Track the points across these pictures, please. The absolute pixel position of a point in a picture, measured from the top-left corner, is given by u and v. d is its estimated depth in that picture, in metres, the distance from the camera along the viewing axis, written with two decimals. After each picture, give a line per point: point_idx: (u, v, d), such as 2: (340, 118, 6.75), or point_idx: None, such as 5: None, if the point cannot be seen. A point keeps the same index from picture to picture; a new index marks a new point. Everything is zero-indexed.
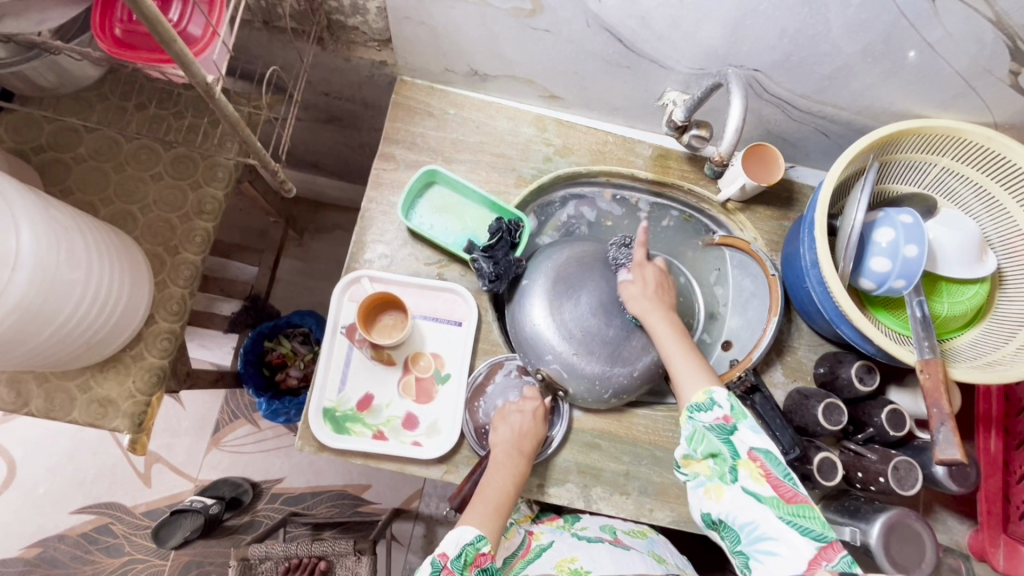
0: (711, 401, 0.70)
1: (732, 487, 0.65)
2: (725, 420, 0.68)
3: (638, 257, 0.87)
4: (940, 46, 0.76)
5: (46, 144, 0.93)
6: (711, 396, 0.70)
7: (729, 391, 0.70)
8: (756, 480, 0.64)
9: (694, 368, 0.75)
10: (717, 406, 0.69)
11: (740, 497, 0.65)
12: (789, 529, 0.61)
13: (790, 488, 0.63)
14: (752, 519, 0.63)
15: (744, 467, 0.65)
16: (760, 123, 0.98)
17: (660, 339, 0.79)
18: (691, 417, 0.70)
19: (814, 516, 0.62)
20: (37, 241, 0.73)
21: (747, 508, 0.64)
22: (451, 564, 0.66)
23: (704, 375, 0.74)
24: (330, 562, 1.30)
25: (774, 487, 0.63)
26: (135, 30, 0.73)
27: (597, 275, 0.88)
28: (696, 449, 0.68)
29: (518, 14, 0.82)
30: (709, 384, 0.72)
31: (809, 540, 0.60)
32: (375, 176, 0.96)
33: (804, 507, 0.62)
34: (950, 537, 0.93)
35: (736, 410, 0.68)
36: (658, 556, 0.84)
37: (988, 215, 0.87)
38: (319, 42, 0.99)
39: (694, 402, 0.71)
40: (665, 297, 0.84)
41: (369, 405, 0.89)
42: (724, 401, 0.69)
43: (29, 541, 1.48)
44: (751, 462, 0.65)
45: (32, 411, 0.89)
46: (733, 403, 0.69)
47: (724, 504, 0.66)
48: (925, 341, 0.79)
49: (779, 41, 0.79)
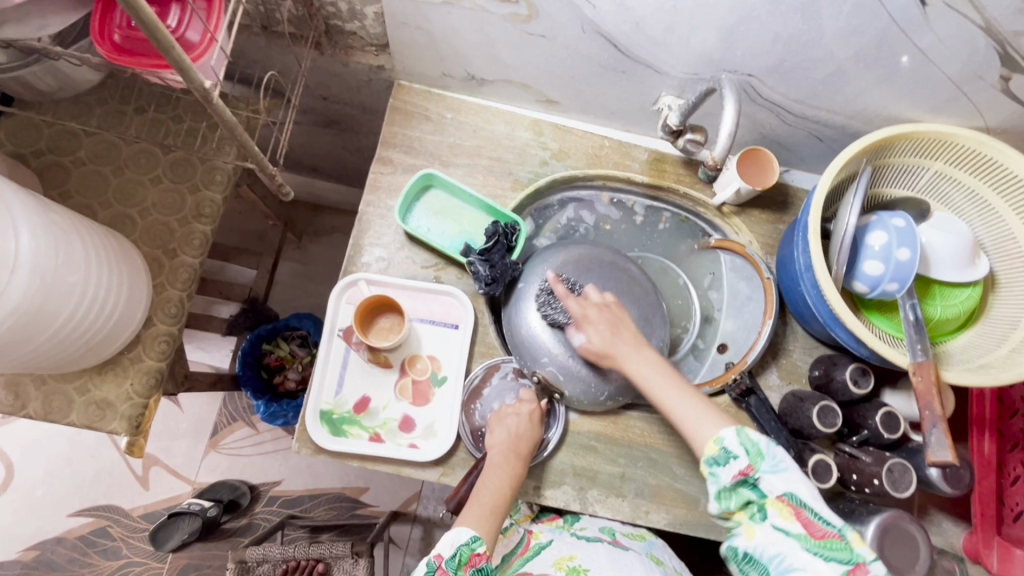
0: (725, 451, 0.62)
1: (763, 526, 0.60)
2: (745, 471, 0.60)
3: (578, 308, 0.82)
4: (932, 52, 0.76)
5: (45, 147, 0.94)
6: (725, 445, 0.63)
7: (741, 430, 0.63)
8: (786, 518, 0.58)
9: (698, 407, 0.69)
10: (736, 457, 0.62)
11: (771, 535, 0.59)
12: (816, 560, 0.56)
13: (822, 526, 0.57)
14: (779, 551, 0.58)
15: (774, 508, 0.59)
16: (755, 128, 0.98)
17: (643, 381, 0.75)
18: (712, 472, 0.63)
19: (843, 546, 0.56)
20: (36, 243, 0.73)
21: (776, 542, 0.58)
22: (445, 564, 0.66)
23: (711, 418, 0.67)
24: (328, 564, 1.31)
25: (803, 525, 0.58)
26: (134, 36, 0.73)
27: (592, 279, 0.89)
28: (726, 504, 0.62)
29: (514, 19, 0.82)
30: (719, 429, 0.66)
31: (836, 566, 0.55)
32: (373, 179, 0.97)
33: (834, 542, 0.56)
34: (944, 539, 0.93)
35: (754, 453, 0.61)
36: (657, 558, 0.85)
37: (980, 218, 0.88)
38: (317, 47, 0.99)
39: (711, 455, 0.64)
40: (625, 335, 0.79)
41: (366, 407, 0.89)
42: (739, 448, 0.62)
43: (26, 543, 1.48)
44: (779, 503, 0.59)
45: (30, 412, 0.89)
46: (747, 445, 0.62)
47: (755, 542, 0.60)
48: (917, 343, 0.80)
49: (772, 47, 0.80)
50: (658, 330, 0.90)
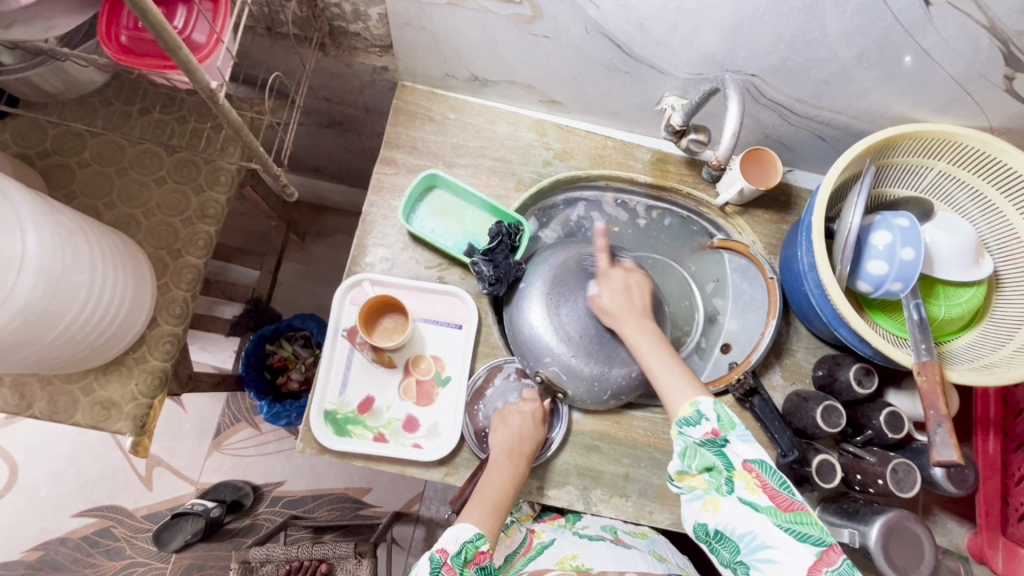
0: (699, 414, 0.68)
1: (729, 499, 0.65)
2: (714, 433, 0.67)
3: (603, 266, 0.86)
4: (935, 51, 0.76)
5: (51, 149, 0.94)
6: (699, 409, 0.69)
7: (716, 401, 0.69)
8: (753, 491, 0.65)
9: (679, 378, 0.74)
10: (706, 419, 0.68)
11: (738, 507, 0.65)
12: (788, 537, 0.62)
13: (788, 498, 0.64)
14: (751, 528, 0.64)
15: (742, 479, 0.65)
16: (758, 128, 0.98)
17: (638, 347, 0.79)
18: (681, 432, 0.69)
19: (812, 522, 0.62)
20: (43, 244, 0.74)
21: (745, 517, 0.64)
22: (450, 560, 0.67)
23: (690, 385, 0.72)
24: (332, 564, 1.30)
25: (770, 497, 0.64)
26: (141, 37, 0.73)
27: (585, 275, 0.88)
28: (691, 464, 0.68)
29: (517, 20, 0.83)
30: (694, 394, 0.71)
31: (808, 545, 0.61)
32: (376, 180, 0.97)
33: (801, 515, 0.63)
34: (949, 539, 0.93)
35: (725, 422, 0.67)
36: (659, 555, 0.85)
37: (984, 218, 0.88)
38: (321, 48, 0.99)
39: (682, 416, 0.70)
40: (635, 301, 0.83)
41: (370, 407, 0.89)
42: (712, 413, 0.68)
43: (30, 544, 1.48)
44: (748, 474, 0.65)
45: (36, 413, 0.89)
46: (720, 414, 0.68)
47: (722, 516, 0.65)
48: (922, 343, 0.80)
49: (775, 47, 0.80)
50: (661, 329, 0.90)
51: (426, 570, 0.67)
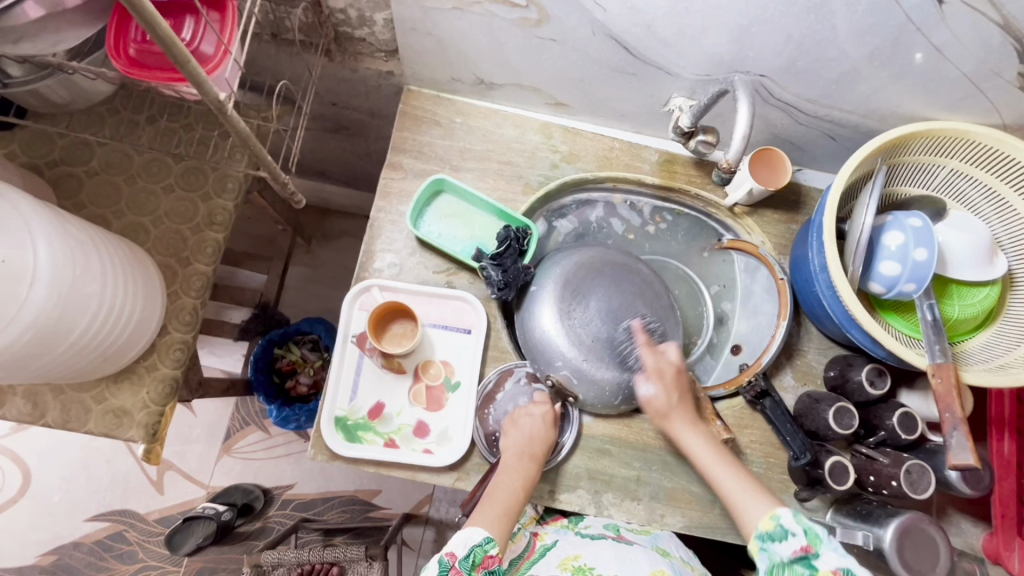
0: (783, 529, 0.65)
1: None
2: (801, 547, 0.62)
3: (651, 359, 0.85)
4: (947, 49, 0.76)
5: (60, 158, 0.94)
6: (781, 523, 0.65)
7: (797, 512, 0.65)
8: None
9: (750, 491, 0.72)
10: (792, 535, 0.64)
11: None
12: None
13: None
14: None
15: None
16: (766, 128, 0.98)
17: (699, 458, 0.79)
18: (764, 548, 0.66)
19: None
20: (54, 256, 0.74)
21: None
22: (459, 564, 0.66)
23: (761, 498, 0.71)
24: (343, 567, 1.30)
25: None
26: (148, 49, 0.73)
27: (604, 284, 0.88)
28: None
29: (524, 24, 0.82)
30: (772, 507, 0.69)
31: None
32: (384, 186, 0.97)
33: None
34: (964, 540, 0.92)
35: (811, 533, 0.63)
36: (662, 550, 0.83)
37: (997, 216, 0.87)
38: (327, 54, 0.99)
39: (765, 531, 0.66)
40: (688, 405, 0.83)
41: (380, 413, 0.89)
42: (797, 527, 0.64)
43: (44, 548, 1.49)
44: None
45: (49, 422, 0.90)
46: (805, 527, 0.63)
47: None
48: (936, 344, 0.79)
49: (784, 47, 0.79)
50: (671, 333, 0.90)
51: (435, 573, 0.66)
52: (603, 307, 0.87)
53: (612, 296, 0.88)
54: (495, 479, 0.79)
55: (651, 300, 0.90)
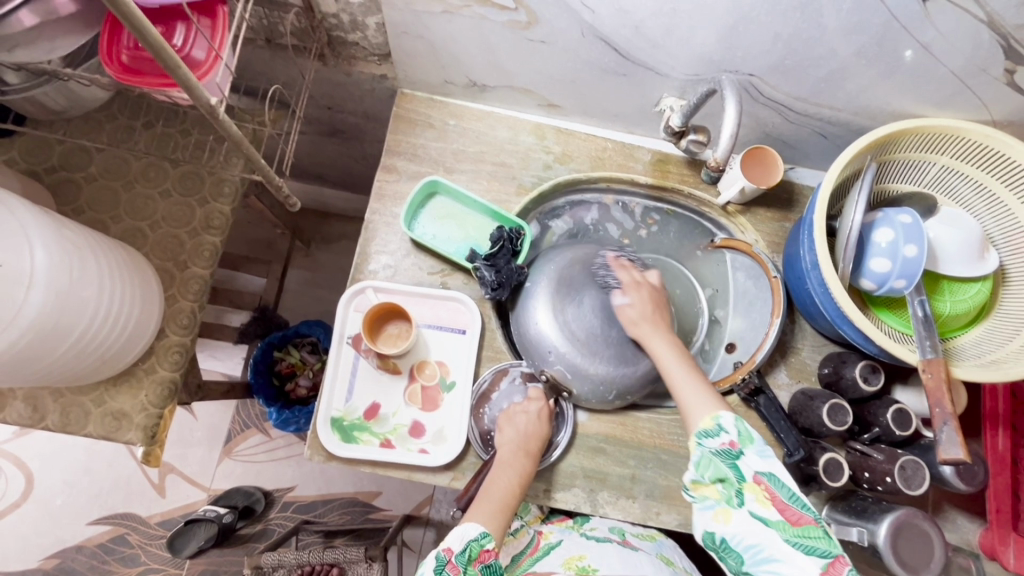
0: (719, 426, 0.69)
1: (740, 511, 0.65)
2: (731, 446, 0.67)
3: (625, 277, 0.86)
4: (934, 47, 0.76)
5: (58, 164, 0.95)
6: (720, 423, 0.70)
7: (737, 415, 0.70)
8: (763, 504, 0.64)
9: (699, 391, 0.75)
10: (726, 432, 0.68)
11: (749, 521, 0.64)
12: (796, 552, 0.61)
13: (797, 511, 0.63)
14: (757, 540, 0.63)
15: (751, 492, 0.65)
16: (758, 127, 0.98)
17: (661, 358, 0.80)
18: (696, 442, 0.70)
19: (820, 535, 0.62)
20: (51, 260, 0.75)
21: (755, 530, 0.64)
22: (456, 558, 0.67)
23: (706, 396, 0.74)
24: (343, 568, 1.30)
25: (780, 511, 0.64)
26: (141, 56, 0.74)
27: (604, 271, 0.89)
28: (705, 474, 0.68)
29: (514, 26, 0.83)
30: (715, 409, 0.72)
31: (815, 558, 0.60)
32: (378, 188, 0.98)
33: (810, 528, 0.62)
34: (960, 536, 0.93)
35: (743, 436, 0.68)
36: (666, 558, 0.85)
37: (988, 212, 0.88)
38: (321, 58, 1.00)
39: (702, 427, 0.70)
40: (660, 318, 0.84)
41: (376, 414, 0.90)
42: (731, 427, 0.69)
43: (47, 552, 1.50)
44: (757, 486, 0.65)
45: (49, 425, 0.91)
46: (739, 428, 0.69)
47: (732, 528, 0.65)
48: (926, 340, 0.79)
49: (773, 46, 0.80)
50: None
51: (433, 569, 0.66)
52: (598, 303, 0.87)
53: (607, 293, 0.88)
54: (492, 475, 0.80)
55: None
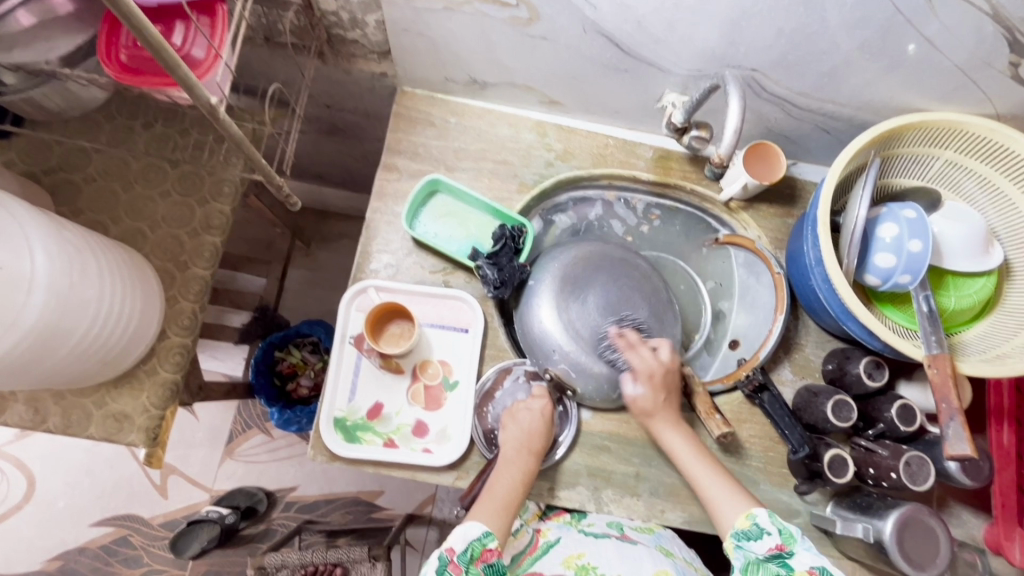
0: (758, 527, 0.69)
1: None
2: (778, 546, 0.67)
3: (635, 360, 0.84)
4: (937, 40, 0.76)
5: (56, 166, 0.95)
6: (756, 522, 0.70)
7: (772, 512, 0.70)
8: None
9: (726, 491, 0.76)
10: (768, 534, 0.68)
11: None
12: None
13: None
14: None
15: None
16: (760, 122, 0.98)
17: (677, 454, 0.82)
18: (740, 546, 0.70)
19: None
20: (51, 262, 0.74)
21: None
22: (457, 559, 0.66)
23: (736, 498, 0.75)
24: (346, 568, 1.30)
25: None
26: (140, 55, 0.72)
27: (603, 277, 0.89)
28: None
29: (515, 23, 0.82)
30: (749, 507, 0.73)
31: None
32: (379, 187, 0.97)
33: None
34: (965, 531, 0.93)
35: (786, 533, 0.67)
36: (666, 550, 0.83)
37: (992, 206, 0.87)
38: (320, 56, 0.99)
39: (740, 529, 0.71)
40: (671, 404, 0.84)
41: (379, 414, 0.90)
42: (773, 527, 0.68)
43: (50, 554, 1.50)
44: None
45: (50, 427, 0.90)
46: (779, 526, 0.68)
47: None
48: (932, 335, 0.79)
49: (775, 41, 0.79)
50: (670, 327, 0.90)
51: (434, 568, 0.66)
52: (602, 302, 0.87)
53: (610, 290, 0.88)
54: (495, 474, 0.79)
55: (649, 293, 0.90)
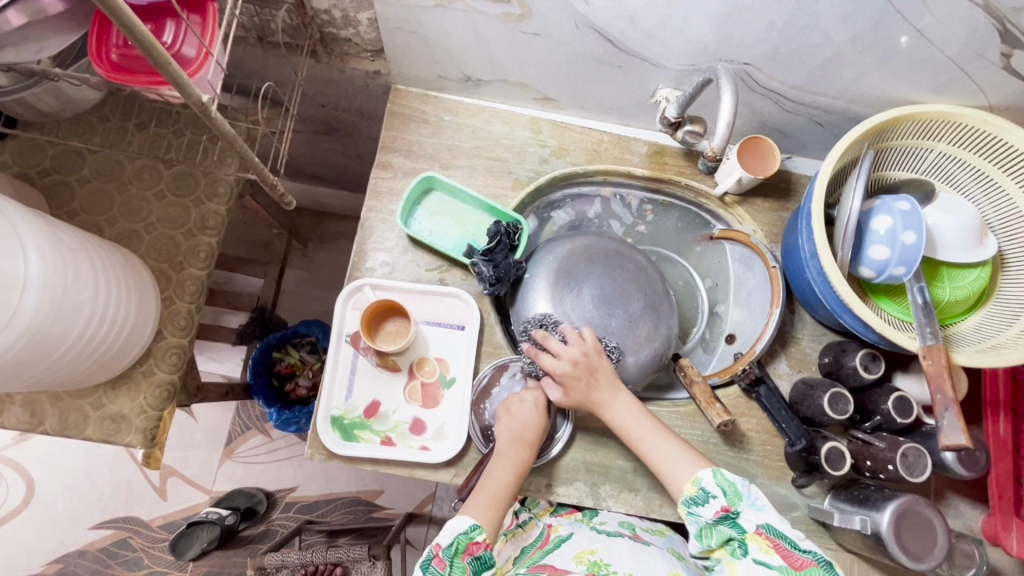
0: (704, 491, 0.70)
1: (745, 562, 0.66)
2: (724, 508, 0.68)
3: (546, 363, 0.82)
4: (930, 32, 0.76)
5: (50, 167, 0.95)
6: (703, 487, 0.71)
7: (716, 473, 0.71)
8: (764, 551, 0.65)
9: (684, 455, 0.76)
10: (714, 497, 0.69)
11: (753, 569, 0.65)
12: None
13: (799, 555, 0.63)
14: None
15: (753, 541, 0.66)
16: (754, 116, 0.98)
17: (625, 424, 0.80)
18: (691, 512, 0.71)
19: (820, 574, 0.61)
20: (46, 263, 0.74)
21: None
22: (442, 552, 0.68)
23: (692, 463, 0.75)
24: (346, 567, 1.30)
25: (783, 557, 0.64)
26: (130, 54, 0.74)
27: (599, 269, 0.88)
28: (710, 542, 0.68)
29: (507, 19, 0.82)
30: (697, 472, 0.73)
31: None
32: (373, 185, 0.97)
33: (811, 571, 0.62)
34: (962, 522, 0.93)
35: (731, 493, 0.69)
36: (678, 554, 0.84)
37: (986, 197, 0.87)
38: (313, 55, 0.99)
39: (688, 495, 0.72)
40: (600, 383, 0.81)
41: (376, 411, 0.90)
42: (717, 488, 0.70)
43: (50, 557, 1.50)
44: (758, 536, 0.66)
45: (47, 429, 0.90)
46: (724, 487, 0.69)
47: None
48: (927, 326, 0.79)
49: (768, 34, 0.79)
50: (667, 319, 0.90)
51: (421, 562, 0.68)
52: (598, 294, 0.87)
53: (606, 282, 0.88)
54: (489, 467, 0.79)
55: (645, 285, 0.89)
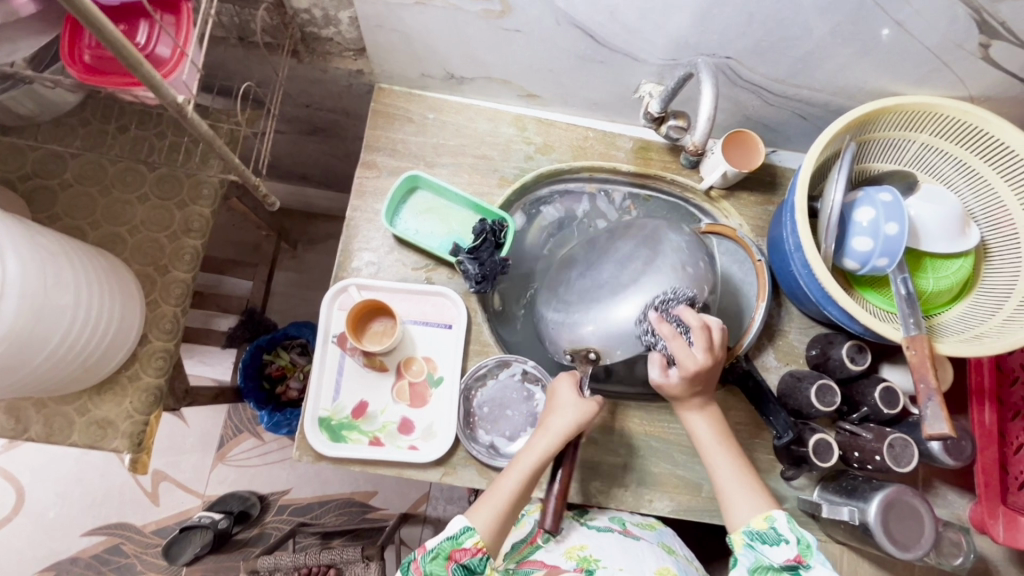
0: (776, 534, 0.71)
1: None
2: (795, 559, 0.69)
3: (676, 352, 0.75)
4: (909, 24, 0.76)
5: (31, 171, 0.94)
6: (775, 528, 0.71)
7: (791, 520, 0.71)
8: None
9: (749, 493, 0.76)
10: (785, 543, 0.70)
11: None
12: None
13: None
14: None
15: None
16: (738, 110, 0.98)
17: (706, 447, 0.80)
18: (751, 545, 0.72)
19: None
20: (24, 268, 0.74)
21: None
22: (421, 559, 0.69)
23: (754, 498, 0.76)
24: (339, 568, 1.30)
25: None
26: (103, 55, 0.73)
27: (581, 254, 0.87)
28: None
29: (488, 15, 0.82)
30: (766, 510, 0.74)
31: None
32: (358, 185, 0.97)
33: None
34: (950, 511, 0.94)
35: (804, 545, 0.70)
36: (668, 547, 0.86)
37: (969, 188, 0.88)
38: (295, 55, 0.99)
39: (755, 528, 0.73)
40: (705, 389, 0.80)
41: (364, 412, 0.89)
42: (790, 535, 0.70)
43: (42, 564, 1.49)
44: None
45: (32, 435, 0.90)
46: (798, 536, 0.70)
47: None
48: (910, 317, 0.79)
49: (748, 27, 0.79)
50: (667, 236, 0.81)
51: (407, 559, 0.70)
52: (582, 269, 0.84)
53: (588, 257, 0.85)
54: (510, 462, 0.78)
55: (632, 233, 0.83)
